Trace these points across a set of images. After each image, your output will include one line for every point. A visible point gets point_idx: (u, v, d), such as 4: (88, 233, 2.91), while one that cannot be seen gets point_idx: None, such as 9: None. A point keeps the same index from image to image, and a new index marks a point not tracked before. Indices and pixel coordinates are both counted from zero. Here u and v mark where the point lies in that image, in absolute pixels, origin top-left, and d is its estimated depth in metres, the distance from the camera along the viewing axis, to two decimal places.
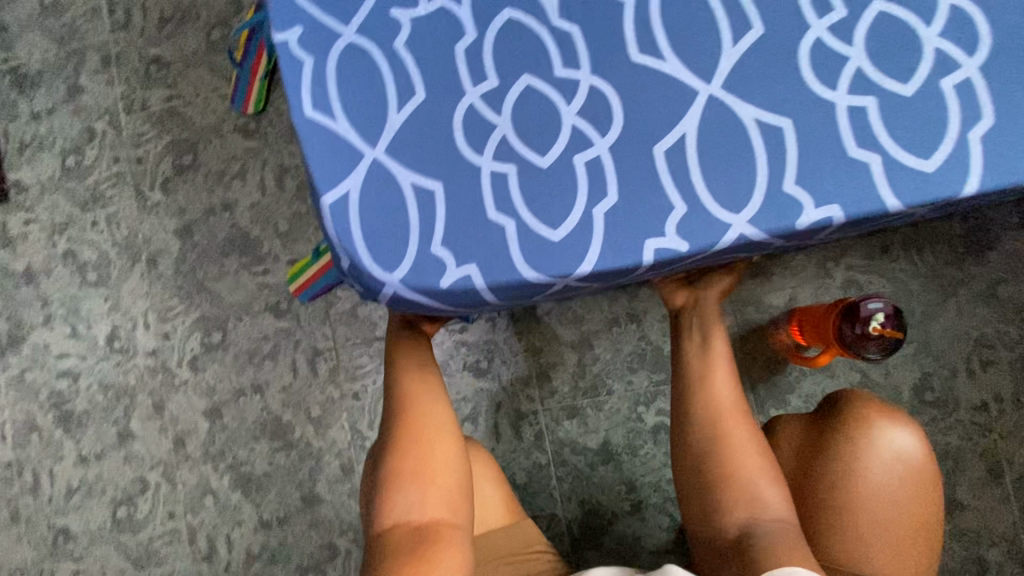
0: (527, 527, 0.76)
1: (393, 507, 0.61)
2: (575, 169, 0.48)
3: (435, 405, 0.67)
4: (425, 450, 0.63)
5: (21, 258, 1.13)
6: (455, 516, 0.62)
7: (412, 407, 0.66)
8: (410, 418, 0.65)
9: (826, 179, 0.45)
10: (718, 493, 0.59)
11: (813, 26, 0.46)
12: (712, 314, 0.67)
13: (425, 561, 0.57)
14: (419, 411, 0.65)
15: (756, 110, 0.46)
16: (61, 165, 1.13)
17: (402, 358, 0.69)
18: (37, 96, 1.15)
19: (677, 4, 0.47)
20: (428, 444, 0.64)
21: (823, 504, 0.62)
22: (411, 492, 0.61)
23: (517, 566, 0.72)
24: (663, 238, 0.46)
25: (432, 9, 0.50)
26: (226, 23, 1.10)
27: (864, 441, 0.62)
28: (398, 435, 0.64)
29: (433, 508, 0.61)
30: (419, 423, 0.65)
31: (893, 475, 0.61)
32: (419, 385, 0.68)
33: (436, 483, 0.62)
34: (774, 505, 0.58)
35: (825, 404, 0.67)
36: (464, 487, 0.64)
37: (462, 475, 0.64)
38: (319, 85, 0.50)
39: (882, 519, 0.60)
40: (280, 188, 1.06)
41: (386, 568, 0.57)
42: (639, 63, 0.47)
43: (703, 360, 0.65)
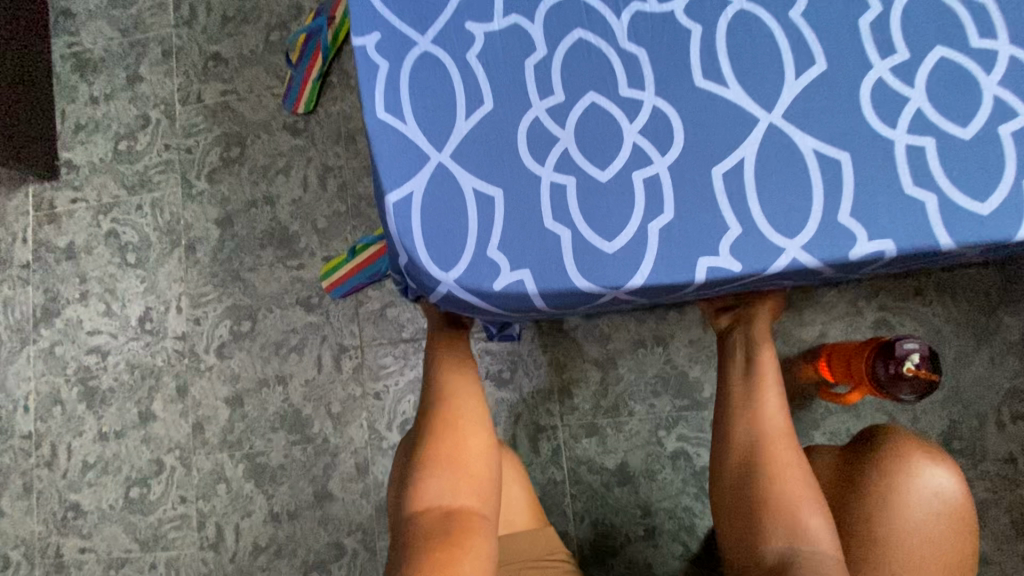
0: (550, 534, 0.76)
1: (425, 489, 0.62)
2: (633, 185, 0.49)
3: (470, 397, 0.69)
4: (461, 438, 0.65)
5: (65, 234, 1.16)
6: (484, 507, 0.63)
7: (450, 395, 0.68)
8: (449, 405, 0.67)
9: (883, 214, 0.46)
10: (760, 516, 0.60)
11: (875, 66, 0.47)
12: (759, 338, 0.69)
13: (456, 547, 0.57)
14: (455, 402, 0.68)
15: (815, 142, 0.47)
16: (113, 149, 1.17)
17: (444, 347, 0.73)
18: (97, 81, 1.20)
19: (744, 37, 0.49)
20: (462, 432, 0.65)
21: (857, 532, 0.62)
22: (445, 473, 0.63)
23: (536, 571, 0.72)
24: (716, 258, 0.47)
25: (506, 24, 0.52)
26: (285, 25, 1.14)
27: (902, 474, 0.62)
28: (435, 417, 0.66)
29: (465, 494, 0.62)
30: (456, 410, 0.67)
31: (929, 510, 0.61)
32: (458, 376, 0.71)
33: (467, 473, 0.63)
34: (820, 537, 0.58)
35: (861, 437, 0.68)
36: (493, 481, 0.65)
37: (493, 469, 0.66)
38: (391, 88, 0.52)
39: (917, 556, 0.60)
40: (322, 186, 1.09)
41: (416, 550, 0.57)
42: (703, 89, 0.49)
43: (750, 387, 0.66)
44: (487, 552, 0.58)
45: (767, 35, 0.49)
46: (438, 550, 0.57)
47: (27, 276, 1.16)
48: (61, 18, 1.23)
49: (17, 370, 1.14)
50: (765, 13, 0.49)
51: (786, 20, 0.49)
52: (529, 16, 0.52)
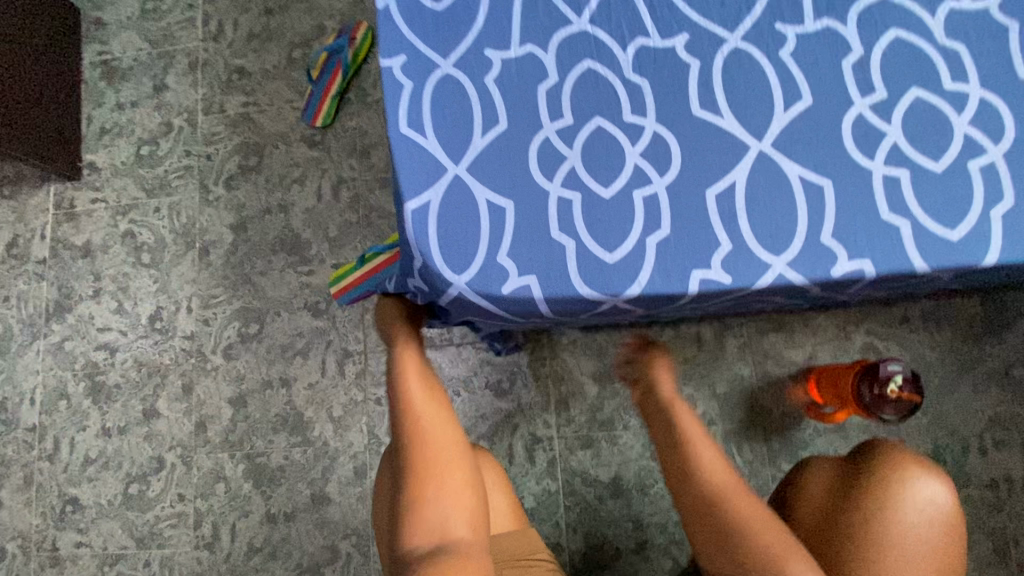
0: (532, 534, 0.77)
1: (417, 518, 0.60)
2: (633, 202, 0.53)
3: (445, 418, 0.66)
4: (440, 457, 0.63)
5: (83, 233, 1.20)
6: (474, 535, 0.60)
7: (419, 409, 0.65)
8: (419, 426, 0.64)
9: (862, 237, 0.49)
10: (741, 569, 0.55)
11: (857, 103, 0.52)
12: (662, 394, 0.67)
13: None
14: (431, 427, 0.64)
15: (801, 169, 0.51)
16: (135, 153, 1.22)
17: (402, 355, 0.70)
18: (124, 89, 1.25)
19: (738, 73, 0.54)
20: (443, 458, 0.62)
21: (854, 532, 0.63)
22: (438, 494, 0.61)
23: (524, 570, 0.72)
24: (709, 271, 0.51)
25: (521, 53, 0.57)
26: (308, 44, 1.20)
27: (897, 477, 0.64)
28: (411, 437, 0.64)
29: (458, 520, 0.60)
30: (430, 432, 0.64)
31: (924, 514, 0.62)
32: (425, 396, 0.67)
33: (455, 501, 0.61)
34: None
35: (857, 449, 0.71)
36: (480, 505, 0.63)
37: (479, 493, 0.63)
38: (414, 106, 0.57)
39: (913, 552, 0.61)
40: (335, 197, 1.13)
41: None
42: (700, 118, 0.53)
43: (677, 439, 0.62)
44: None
45: (760, 72, 0.53)
46: None
47: (42, 272, 1.20)
48: (93, 28, 1.29)
49: (26, 363, 1.17)
50: (758, 51, 0.54)
51: (776, 59, 0.53)
52: (543, 46, 0.57)
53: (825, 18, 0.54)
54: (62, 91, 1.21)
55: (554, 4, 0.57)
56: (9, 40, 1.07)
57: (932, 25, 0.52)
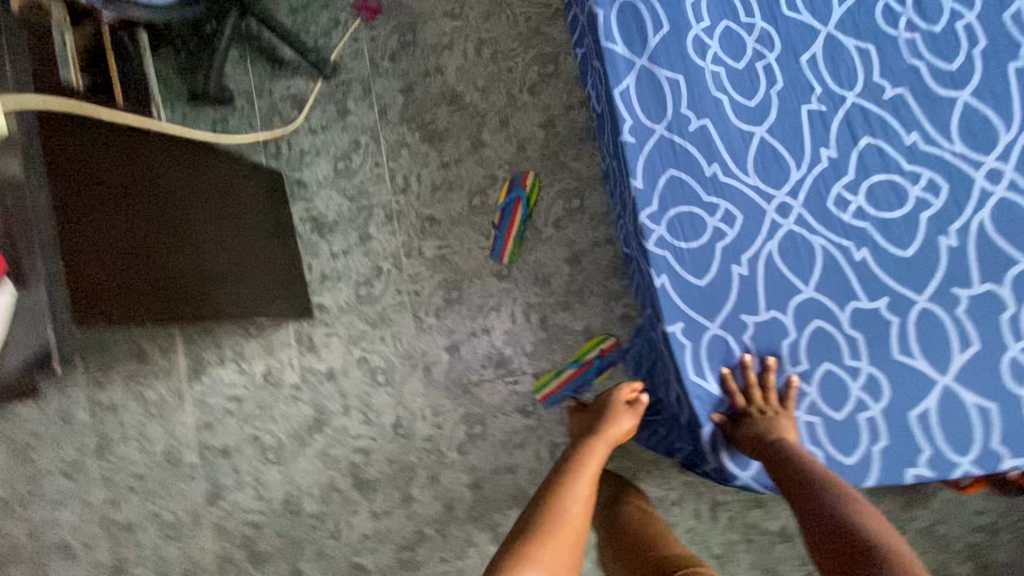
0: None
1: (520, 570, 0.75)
2: (860, 423, 0.81)
3: (597, 450, 0.96)
4: (573, 513, 0.85)
5: (324, 361, 1.53)
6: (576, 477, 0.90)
7: (581, 464, 0.93)
8: (601, 436, 0.98)
9: (1019, 443, 0.79)
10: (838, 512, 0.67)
11: (1011, 347, 0.79)
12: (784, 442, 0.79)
13: (558, 474, 0.92)
14: (605, 434, 0.98)
15: (976, 397, 0.79)
16: (355, 294, 1.51)
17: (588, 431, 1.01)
18: (334, 239, 1.52)
19: (925, 327, 0.81)
20: (594, 450, 0.96)
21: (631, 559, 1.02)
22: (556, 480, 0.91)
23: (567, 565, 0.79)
24: (918, 469, 0.80)
25: (767, 315, 0.84)
26: (484, 192, 1.47)
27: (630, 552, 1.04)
28: (550, 481, 0.91)
29: (585, 466, 0.93)
30: (600, 442, 0.97)
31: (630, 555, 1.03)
32: (610, 429, 0.99)
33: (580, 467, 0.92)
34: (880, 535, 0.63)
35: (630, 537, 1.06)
36: (585, 480, 0.90)
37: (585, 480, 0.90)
38: (695, 359, 0.85)
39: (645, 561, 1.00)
40: (527, 321, 1.44)
41: (554, 473, 0.93)
42: (900, 360, 0.81)
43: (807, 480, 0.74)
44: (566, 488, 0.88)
45: (940, 327, 0.81)
46: (556, 473, 0.93)
47: (298, 394, 1.53)
48: (297, 188, 1.55)
49: (300, 465, 1.52)
50: (939, 309, 0.81)
51: (954, 316, 0.80)
52: (783, 311, 0.84)
53: (988, 284, 0.80)
54: (275, 244, 1.41)
55: (788, 279, 0.84)
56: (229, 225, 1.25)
57: None
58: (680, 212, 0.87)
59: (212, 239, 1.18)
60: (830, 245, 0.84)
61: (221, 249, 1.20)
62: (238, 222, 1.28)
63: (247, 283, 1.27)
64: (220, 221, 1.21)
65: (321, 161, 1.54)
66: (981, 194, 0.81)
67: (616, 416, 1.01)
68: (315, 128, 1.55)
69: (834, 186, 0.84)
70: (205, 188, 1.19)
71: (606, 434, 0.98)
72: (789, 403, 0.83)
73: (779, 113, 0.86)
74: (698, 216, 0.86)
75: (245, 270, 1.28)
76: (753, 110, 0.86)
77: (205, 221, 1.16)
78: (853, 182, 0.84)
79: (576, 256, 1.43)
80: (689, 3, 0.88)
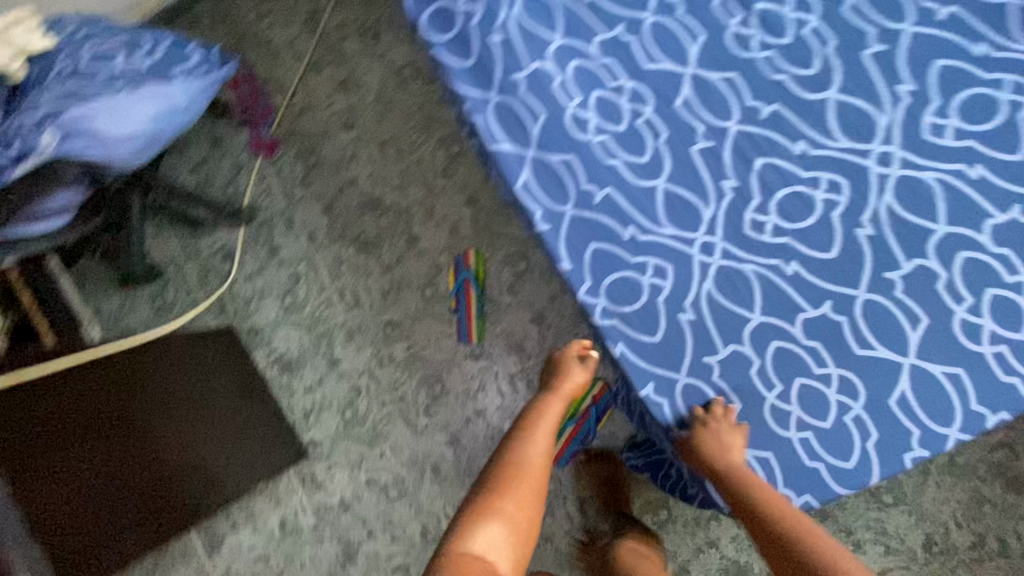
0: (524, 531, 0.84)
1: (478, 517, 0.83)
2: (847, 424, 0.84)
3: (553, 402, 0.99)
4: (528, 461, 0.90)
5: (333, 494, 1.49)
6: (534, 429, 0.95)
7: (538, 416, 0.97)
8: (556, 386, 1.01)
9: (994, 397, 0.82)
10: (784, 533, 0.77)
11: (956, 311, 0.83)
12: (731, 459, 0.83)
13: (517, 424, 0.97)
14: (560, 383, 1.01)
15: (942, 368, 0.83)
16: (342, 419, 1.49)
17: (546, 385, 1.03)
18: (305, 373, 1.51)
19: (875, 316, 0.84)
20: (549, 400, 0.99)
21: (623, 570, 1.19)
22: (514, 431, 0.96)
23: (523, 506, 0.86)
24: (914, 451, 0.83)
25: (728, 351, 0.86)
26: (433, 281, 1.48)
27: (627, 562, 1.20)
28: (508, 436, 0.96)
29: (543, 418, 0.97)
30: (556, 391, 1.00)
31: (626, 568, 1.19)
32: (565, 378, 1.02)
33: (536, 419, 0.97)
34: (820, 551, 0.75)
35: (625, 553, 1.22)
36: (542, 430, 0.95)
37: (542, 430, 0.95)
38: (677, 415, 0.87)
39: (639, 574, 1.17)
40: (516, 390, 1.44)
41: (514, 424, 0.98)
42: (863, 355, 0.84)
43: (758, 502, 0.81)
44: (522, 438, 0.94)
45: (888, 312, 0.84)
46: (516, 423, 0.98)
47: (319, 535, 1.48)
48: (251, 336, 1.52)
49: None
50: (879, 296, 0.84)
51: (894, 297, 0.83)
52: (741, 343, 0.86)
53: (915, 259, 0.83)
54: (263, 388, 1.45)
55: (736, 311, 0.86)
56: (211, 395, 1.31)
57: (984, 240, 0.83)
58: (614, 280, 0.88)
59: (194, 417, 1.25)
60: (762, 268, 0.86)
61: (210, 421, 1.28)
62: (220, 386, 1.35)
63: (239, 443, 1.33)
64: (199, 398, 1.28)
65: (267, 302, 1.53)
66: (879, 178, 0.84)
67: (570, 365, 1.03)
68: (251, 273, 1.54)
69: (746, 212, 0.87)
70: (173, 373, 1.27)
71: (562, 385, 1.01)
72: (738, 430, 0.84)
73: (672, 160, 0.88)
74: (632, 278, 0.88)
75: (237, 430, 1.33)
76: (647, 165, 0.89)
77: (171, 416, 1.21)
78: (761, 203, 0.86)
79: (539, 314, 1.45)
80: (557, 84, 0.90)
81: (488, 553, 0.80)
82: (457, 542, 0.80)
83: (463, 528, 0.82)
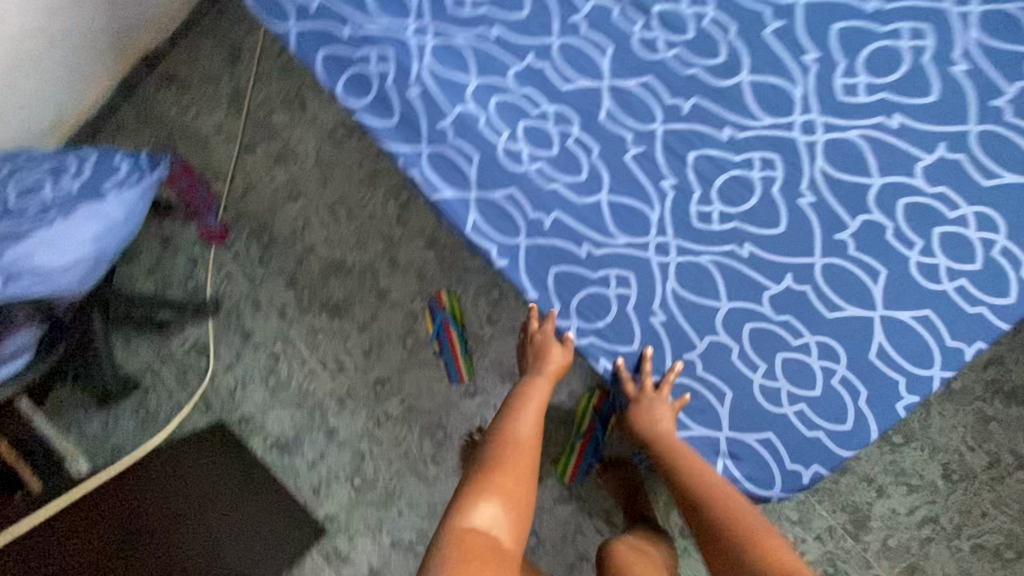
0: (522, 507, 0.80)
1: (475, 494, 0.78)
2: (835, 388, 0.85)
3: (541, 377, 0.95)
4: (522, 434, 0.87)
5: (361, 564, 1.44)
6: (524, 404, 0.91)
7: (526, 391, 0.93)
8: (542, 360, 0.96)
9: (968, 329, 0.83)
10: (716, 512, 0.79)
11: (910, 256, 0.85)
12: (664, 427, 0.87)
13: (507, 402, 0.93)
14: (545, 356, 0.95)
15: (910, 313, 0.84)
16: (352, 487, 1.47)
17: (529, 363, 0.98)
18: (305, 450, 1.48)
19: (837, 278, 0.86)
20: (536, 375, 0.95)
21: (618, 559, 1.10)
22: (505, 408, 0.92)
23: (520, 480, 0.81)
24: (904, 399, 0.84)
25: (705, 344, 0.87)
26: (412, 330, 1.47)
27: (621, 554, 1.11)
28: (497, 413, 0.92)
29: (532, 392, 0.93)
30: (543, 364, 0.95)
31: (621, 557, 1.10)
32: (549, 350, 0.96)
33: (526, 393, 0.93)
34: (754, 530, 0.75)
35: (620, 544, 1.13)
36: (533, 403, 0.91)
37: (533, 403, 0.91)
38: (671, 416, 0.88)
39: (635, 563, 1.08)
40: None
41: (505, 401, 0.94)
42: (835, 317, 0.85)
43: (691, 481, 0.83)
44: (513, 413, 0.90)
45: (847, 272, 0.85)
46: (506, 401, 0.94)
47: None
48: (244, 425, 1.50)
49: None
50: (836, 259, 0.86)
51: (850, 256, 0.85)
52: (716, 333, 0.87)
53: (859, 216, 0.86)
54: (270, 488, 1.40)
55: (704, 304, 0.87)
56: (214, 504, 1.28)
57: (919, 183, 0.85)
58: (582, 299, 0.90)
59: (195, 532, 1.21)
60: (719, 256, 0.87)
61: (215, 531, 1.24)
62: (227, 493, 1.32)
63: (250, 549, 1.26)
64: (200, 510, 1.25)
65: (253, 388, 1.51)
66: (807, 147, 0.87)
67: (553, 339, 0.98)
68: (230, 362, 1.52)
69: (691, 207, 0.88)
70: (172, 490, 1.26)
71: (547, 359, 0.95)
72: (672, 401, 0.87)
73: (609, 172, 0.90)
74: (599, 295, 0.89)
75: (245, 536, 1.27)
76: (587, 182, 0.90)
77: (170, 536, 1.18)
78: (703, 195, 0.88)
79: None
80: (483, 122, 0.91)
81: (489, 528, 0.75)
82: (456, 519, 0.75)
83: (461, 505, 0.77)
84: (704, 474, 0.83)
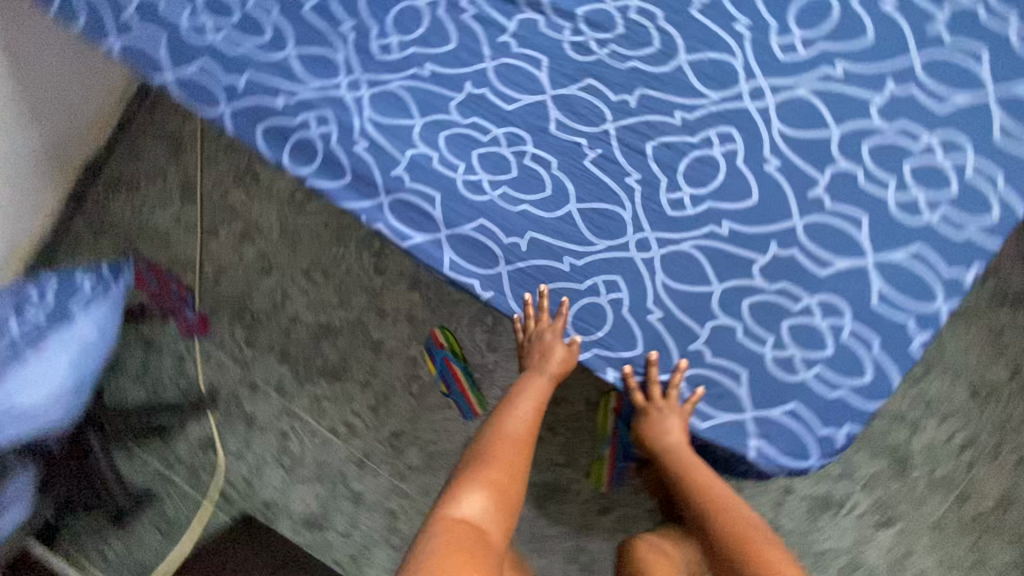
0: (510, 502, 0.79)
1: (463, 486, 0.78)
2: (847, 343, 0.83)
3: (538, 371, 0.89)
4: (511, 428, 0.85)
5: None
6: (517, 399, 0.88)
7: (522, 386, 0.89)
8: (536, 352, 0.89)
9: (960, 255, 0.82)
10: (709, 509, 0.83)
11: (886, 196, 0.84)
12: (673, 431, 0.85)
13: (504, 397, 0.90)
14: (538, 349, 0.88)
15: (901, 252, 0.83)
16: (391, 548, 1.42)
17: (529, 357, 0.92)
18: (335, 522, 1.44)
19: (821, 235, 0.85)
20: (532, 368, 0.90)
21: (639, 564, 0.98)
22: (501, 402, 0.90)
23: (508, 477, 0.80)
24: (918, 338, 0.82)
25: (708, 329, 0.85)
26: (415, 376, 1.44)
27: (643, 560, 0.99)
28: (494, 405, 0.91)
29: (526, 387, 0.89)
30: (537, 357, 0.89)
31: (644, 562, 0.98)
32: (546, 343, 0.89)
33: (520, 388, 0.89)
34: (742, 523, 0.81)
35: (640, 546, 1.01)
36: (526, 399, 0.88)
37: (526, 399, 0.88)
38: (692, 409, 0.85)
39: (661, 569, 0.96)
40: (540, 439, 1.37)
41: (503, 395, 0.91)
42: (829, 274, 0.84)
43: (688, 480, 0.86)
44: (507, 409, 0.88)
45: (829, 226, 0.85)
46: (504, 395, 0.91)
47: None
48: (268, 511, 1.46)
49: None
50: (814, 216, 0.85)
51: (827, 210, 0.85)
52: (715, 316, 0.86)
53: (826, 168, 0.85)
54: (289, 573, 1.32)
55: (697, 289, 0.86)
56: None
57: (876, 124, 0.85)
58: (574, 313, 0.88)
59: None
60: (700, 239, 0.86)
61: None
62: None
63: None
64: None
65: (268, 471, 1.47)
66: (759, 113, 0.87)
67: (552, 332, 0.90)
68: (239, 450, 1.48)
69: (661, 197, 0.87)
70: None
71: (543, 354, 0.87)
72: (685, 405, 0.85)
73: (573, 181, 0.89)
74: (590, 304, 0.87)
75: None
76: (553, 195, 0.89)
77: None
78: (670, 182, 0.87)
79: None
80: (436, 161, 0.90)
81: (475, 519, 0.75)
82: (444, 509, 0.76)
83: (450, 494, 0.78)
84: (700, 471, 0.86)
